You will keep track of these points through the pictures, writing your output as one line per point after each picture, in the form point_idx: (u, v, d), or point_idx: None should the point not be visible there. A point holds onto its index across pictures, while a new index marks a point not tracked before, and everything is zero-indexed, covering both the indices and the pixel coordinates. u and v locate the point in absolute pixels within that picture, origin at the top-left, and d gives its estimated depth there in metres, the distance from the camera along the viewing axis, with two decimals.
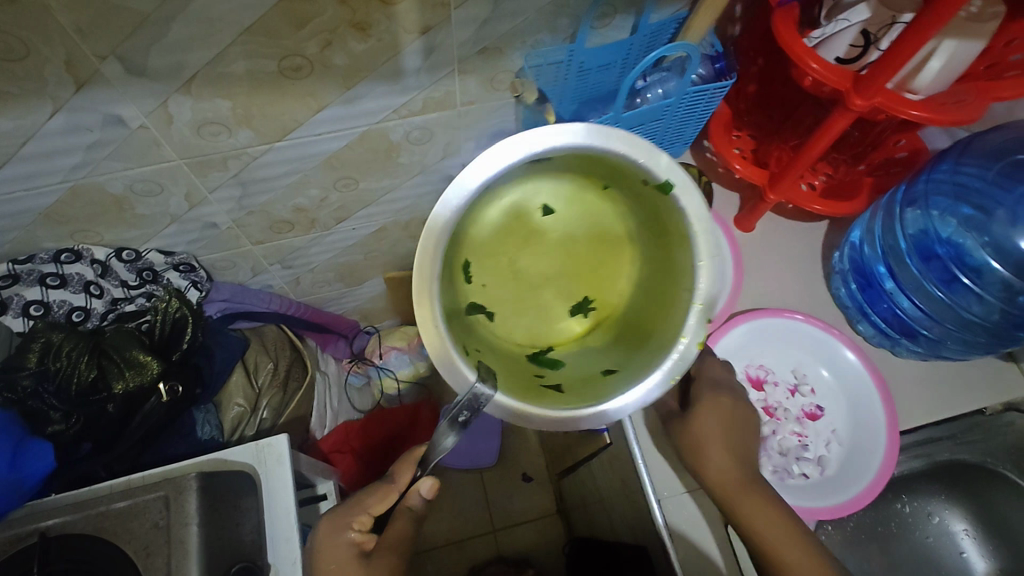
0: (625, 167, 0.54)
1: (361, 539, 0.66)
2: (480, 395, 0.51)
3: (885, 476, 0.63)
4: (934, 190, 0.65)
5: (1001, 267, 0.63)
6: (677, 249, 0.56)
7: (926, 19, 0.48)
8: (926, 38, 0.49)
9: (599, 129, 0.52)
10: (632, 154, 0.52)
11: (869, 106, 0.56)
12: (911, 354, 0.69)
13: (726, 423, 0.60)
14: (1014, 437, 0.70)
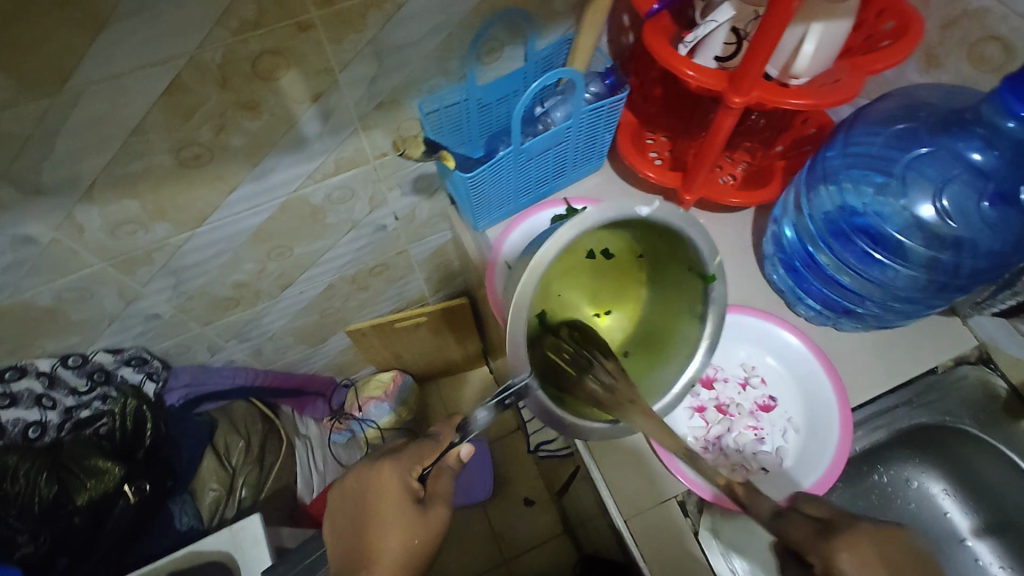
0: (683, 245, 0.54)
1: (419, 486, 0.63)
2: (527, 385, 0.52)
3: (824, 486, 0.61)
4: (837, 164, 0.66)
5: (917, 236, 0.62)
6: (682, 317, 0.58)
7: (775, 12, 0.49)
8: (776, 32, 0.51)
9: (692, 216, 0.51)
10: (698, 244, 0.52)
11: (749, 101, 0.57)
12: (855, 328, 0.70)
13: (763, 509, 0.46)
14: (969, 391, 0.70)
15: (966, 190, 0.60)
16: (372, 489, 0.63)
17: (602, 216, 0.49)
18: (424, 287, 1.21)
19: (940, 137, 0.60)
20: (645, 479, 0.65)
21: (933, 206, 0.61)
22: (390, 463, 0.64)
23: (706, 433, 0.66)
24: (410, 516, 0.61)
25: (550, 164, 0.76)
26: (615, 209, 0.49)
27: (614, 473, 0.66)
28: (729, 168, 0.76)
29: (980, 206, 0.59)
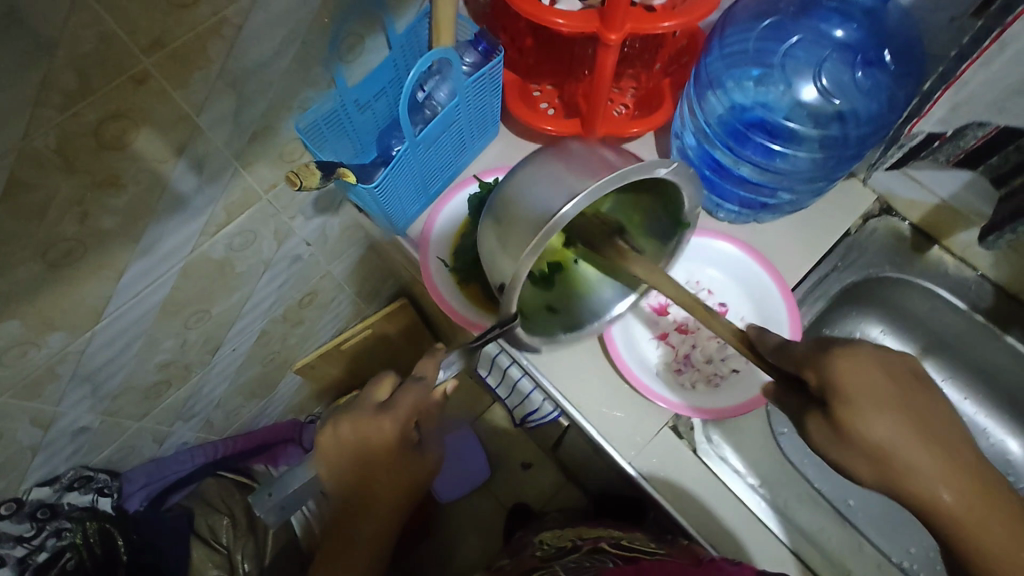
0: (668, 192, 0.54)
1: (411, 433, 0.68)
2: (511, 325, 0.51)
3: (797, 331, 0.67)
4: (717, 69, 0.68)
5: (804, 118, 0.66)
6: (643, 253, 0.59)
7: None
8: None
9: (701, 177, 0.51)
10: (690, 199, 0.52)
11: (625, 35, 0.57)
12: (774, 215, 0.73)
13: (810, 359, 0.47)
14: (881, 241, 0.76)
15: (837, 64, 0.65)
16: (365, 432, 0.65)
17: (634, 170, 0.46)
18: (358, 301, 1.16)
19: (803, 22, 0.66)
20: (633, 417, 0.68)
21: (814, 85, 0.66)
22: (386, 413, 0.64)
23: (674, 354, 0.71)
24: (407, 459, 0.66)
25: (449, 146, 0.73)
26: (648, 168, 0.47)
27: (601, 415, 0.68)
28: (620, 98, 0.76)
29: (852, 75, 0.65)
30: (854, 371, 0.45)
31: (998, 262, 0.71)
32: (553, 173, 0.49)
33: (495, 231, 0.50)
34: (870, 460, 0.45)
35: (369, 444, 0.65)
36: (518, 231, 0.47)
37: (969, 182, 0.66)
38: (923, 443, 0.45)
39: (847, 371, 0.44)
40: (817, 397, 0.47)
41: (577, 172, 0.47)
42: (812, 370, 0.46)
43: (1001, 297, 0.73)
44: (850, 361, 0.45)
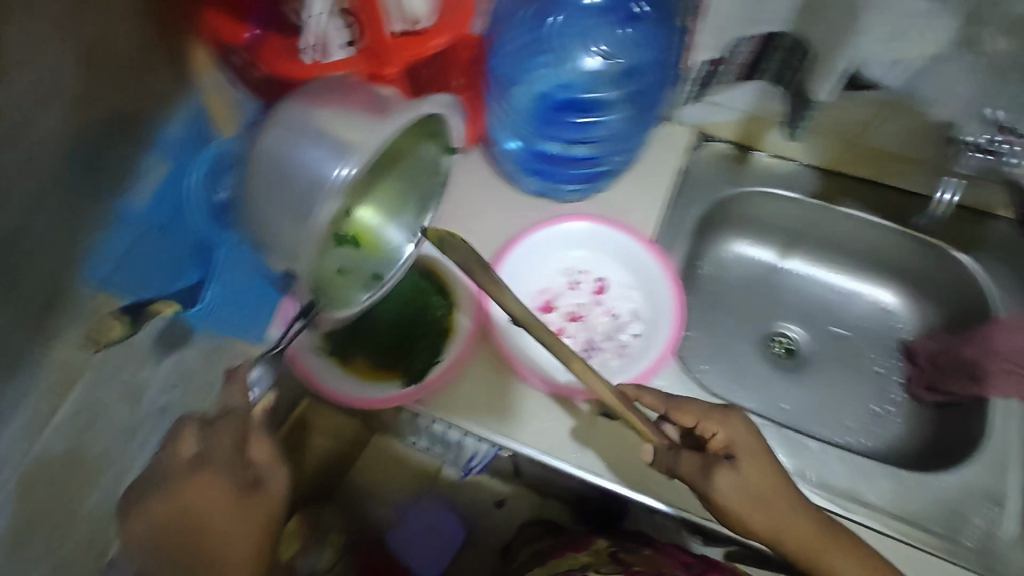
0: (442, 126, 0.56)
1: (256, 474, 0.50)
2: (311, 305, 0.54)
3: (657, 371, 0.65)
4: (506, 65, 0.68)
5: (603, 83, 0.69)
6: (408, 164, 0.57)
7: None
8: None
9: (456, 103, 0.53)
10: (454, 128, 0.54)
11: (403, 65, 0.55)
12: (611, 178, 0.76)
13: (732, 415, 0.58)
14: (708, 163, 0.81)
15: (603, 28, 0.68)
16: (179, 485, 0.47)
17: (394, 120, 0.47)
18: None
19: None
20: (561, 418, 0.65)
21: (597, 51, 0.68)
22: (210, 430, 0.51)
23: (578, 343, 0.69)
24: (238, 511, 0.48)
25: None
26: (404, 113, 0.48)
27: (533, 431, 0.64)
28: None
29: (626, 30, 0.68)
30: (688, 459, 0.55)
31: (808, 146, 0.78)
32: (327, 127, 0.47)
33: (279, 204, 0.47)
34: (751, 494, 0.54)
35: (197, 514, 0.47)
36: (303, 197, 0.46)
37: (760, 91, 0.72)
38: (779, 481, 0.56)
39: (739, 428, 0.57)
40: (712, 455, 0.56)
41: (346, 124, 0.47)
42: (716, 428, 0.57)
43: (825, 175, 0.80)
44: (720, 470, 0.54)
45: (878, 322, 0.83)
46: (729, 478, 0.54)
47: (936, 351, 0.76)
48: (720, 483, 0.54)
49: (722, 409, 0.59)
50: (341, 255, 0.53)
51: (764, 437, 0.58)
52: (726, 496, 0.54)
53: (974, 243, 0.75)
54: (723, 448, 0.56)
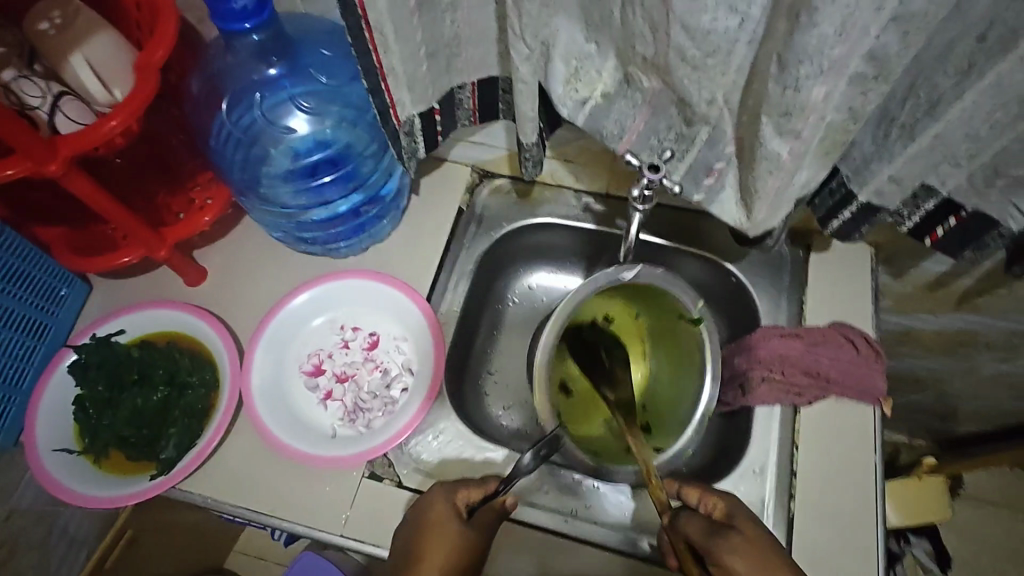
0: (667, 299, 0.70)
1: (461, 508, 0.59)
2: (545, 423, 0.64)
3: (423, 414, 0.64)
4: (244, 132, 0.68)
5: (343, 133, 0.69)
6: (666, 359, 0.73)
7: None
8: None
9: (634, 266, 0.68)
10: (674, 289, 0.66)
11: (69, 159, 0.53)
12: (388, 223, 0.76)
13: (733, 527, 0.52)
14: (494, 201, 0.81)
15: (287, 102, 0.68)
16: (419, 519, 0.58)
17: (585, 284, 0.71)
18: (101, 511, 1.01)
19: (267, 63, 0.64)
20: (328, 489, 0.63)
21: (300, 115, 0.68)
22: (436, 491, 0.60)
23: (344, 408, 0.67)
24: (456, 531, 0.56)
25: (7, 334, 0.65)
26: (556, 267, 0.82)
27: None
28: (204, 192, 0.72)
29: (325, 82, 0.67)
30: (692, 524, 0.54)
31: (578, 175, 0.79)
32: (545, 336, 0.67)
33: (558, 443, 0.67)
34: None
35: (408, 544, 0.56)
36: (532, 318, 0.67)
37: (508, 128, 0.75)
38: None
39: (732, 555, 0.49)
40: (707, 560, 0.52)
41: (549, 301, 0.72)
42: (712, 559, 0.51)
43: (603, 199, 0.81)
44: (728, 543, 0.50)
45: None
46: (743, 552, 0.50)
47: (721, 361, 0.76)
48: (727, 552, 0.50)
49: (714, 529, 0.53)
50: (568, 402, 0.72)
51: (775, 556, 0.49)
52: (739, 573, 0.49)
53: (739, 254, 0.77)
54: (703, 551, 0.52)
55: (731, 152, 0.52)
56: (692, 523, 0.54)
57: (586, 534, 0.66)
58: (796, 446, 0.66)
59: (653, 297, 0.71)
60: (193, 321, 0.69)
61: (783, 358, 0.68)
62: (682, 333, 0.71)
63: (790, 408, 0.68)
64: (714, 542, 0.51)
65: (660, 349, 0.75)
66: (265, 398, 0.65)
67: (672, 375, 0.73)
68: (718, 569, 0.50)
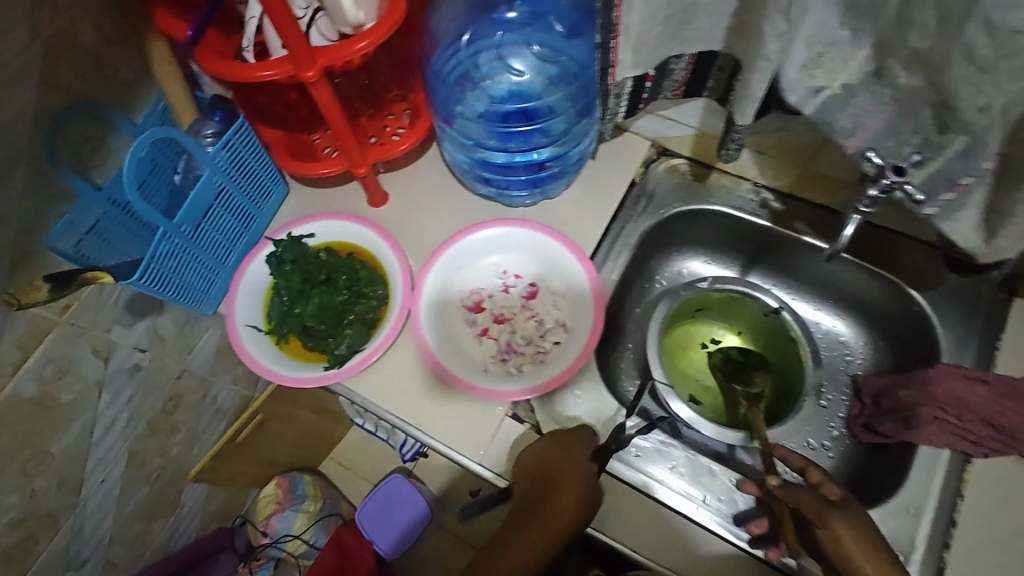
0: (748, 305, 0.82)
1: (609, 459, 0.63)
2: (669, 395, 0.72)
3: (577, 369, 0.67)
4: (461, 68, 0.71)
5: (548, 86, 0.70)
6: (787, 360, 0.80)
7: None
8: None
9: (712, 264, 0.86)
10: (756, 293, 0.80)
11: (322, 69, 0.58)
12: (560, 184, 0.77)
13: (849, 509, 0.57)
14: (667, 180, 0.81)
15: (522, 44, 0.70)
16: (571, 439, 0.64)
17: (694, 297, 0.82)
18: (241, 390, 1.14)
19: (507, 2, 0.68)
20: (473, 419, 0.68)
21: (525, 59, 0.70)
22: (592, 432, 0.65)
23: (498, 346, 0.71)
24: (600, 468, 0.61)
25: (229, 217, 0.73)
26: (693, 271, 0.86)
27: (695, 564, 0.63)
28: (396, 123, 0.77)
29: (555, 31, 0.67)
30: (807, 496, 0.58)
31: (763, 169, 0.76)
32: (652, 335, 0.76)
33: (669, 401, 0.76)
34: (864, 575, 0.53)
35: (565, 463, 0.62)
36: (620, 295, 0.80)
37: (707, 107, 0.72)
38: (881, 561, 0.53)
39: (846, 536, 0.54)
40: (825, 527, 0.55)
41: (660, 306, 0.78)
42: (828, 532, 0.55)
43: (785, 199, 0.78)
44: (844, 518, 0.55)
45: (835, 355, 0.80)
46: (853, 529, 0.55)
47: (880, 391, 0.72)
48: (838, 522, 0.55)
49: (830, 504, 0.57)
50: (698, 392, 0.81)
51: (880, 546, 0.54)
52: (847, 545, 0.54)
53: (928, 283, 0.71)
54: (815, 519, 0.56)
55: (987, 170, 0.48)
56: (808, 495, 0.58)
57: (714, 523, 0.65)
58: (962, 498, 0.61)
59: (735, 305, 0.83)
60: (376, 240, 0.75)
61: (961, 402, 0.63)
62: (776, 329, 0.81)
63: (962, 457, 0.63)
64: (826, 520, 0.56)
65: (779, 348, 0.81)
66: (429, 320, 0.70)
67: (789, 363, 0.80)
68: (828, 535, 0.55)
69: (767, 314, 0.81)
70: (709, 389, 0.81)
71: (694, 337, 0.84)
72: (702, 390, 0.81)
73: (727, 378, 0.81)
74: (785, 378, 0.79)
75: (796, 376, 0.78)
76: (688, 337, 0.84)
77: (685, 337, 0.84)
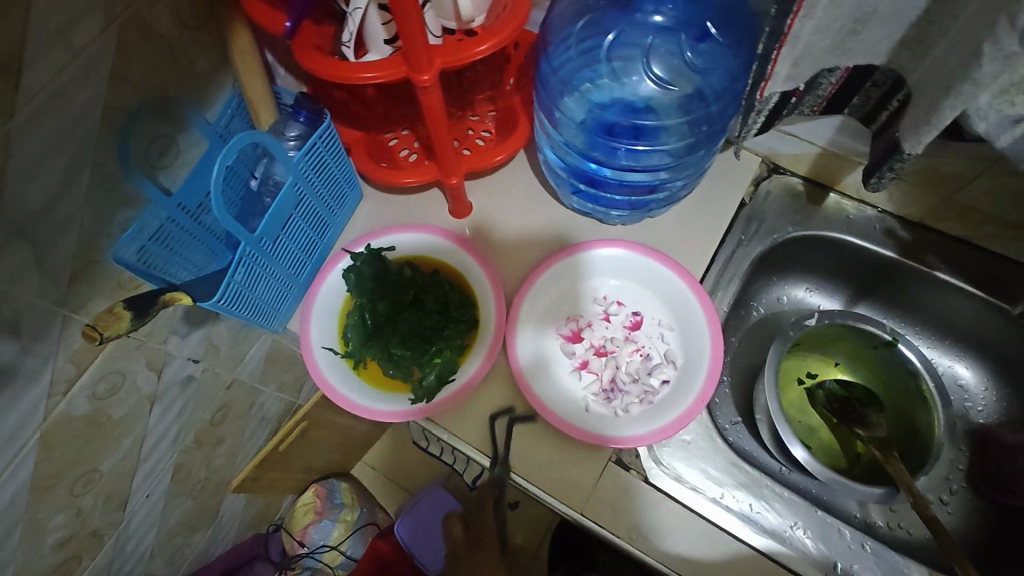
0: (853, 337, 0.74)
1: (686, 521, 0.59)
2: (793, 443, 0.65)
3: (691, 416, 0.60)
4: (571, 72, 0.65)
5: (669, 101, 0.64)
6: (908, 398, 0.71)
7: None
8: None
9: (803, 294, 0.79)
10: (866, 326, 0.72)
11: (437, 74, 0.51)
12: (664, 206, 0.70)
13: None
14: (778, 201, 0.74)
15: (664, 50, 0.63)
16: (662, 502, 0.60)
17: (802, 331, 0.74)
18: (286, 396, 1.08)
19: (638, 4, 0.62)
20: (574, 464, 0.61)
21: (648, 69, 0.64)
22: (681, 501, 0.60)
23: (601, 382, 0.64)
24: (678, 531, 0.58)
25: (305, 227, 0.66)
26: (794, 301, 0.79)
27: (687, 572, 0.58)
28: (480, 125, 0.73)
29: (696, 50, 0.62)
30: None
31: (892, 195, 0.69)
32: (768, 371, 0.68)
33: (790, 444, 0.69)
34: None
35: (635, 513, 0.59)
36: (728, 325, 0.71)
37: (841, 125, 0.65)
38: None
39: None
40: None
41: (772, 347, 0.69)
42: None
43: (911, 228, 0.71)
44: None
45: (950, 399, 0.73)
46: None
47: (1013, 446, 0.66)
48: None
49: None
50: (807, 435, 0.73)
51: None
52: None
53: None
54: None
55: None
56: None
57: None
58: None
59: (836, 337, 0.75)
60: (463, 256, 0.68)
61: None
62: (887, 364, 0.73)
63: None
64: None
65: (893, 384, 0.73)
66: (525, 349, 0.65)
67: (907, 401, 0.72)
68: None
69: (874, 347, 0.73)
70: (818, 432, 0.74)
71: (792, 374, 0.77)
72: (810, 434, 0.73)
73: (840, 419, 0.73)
74: (905, 417, 0.71)
75: (920, 417, 0.69)
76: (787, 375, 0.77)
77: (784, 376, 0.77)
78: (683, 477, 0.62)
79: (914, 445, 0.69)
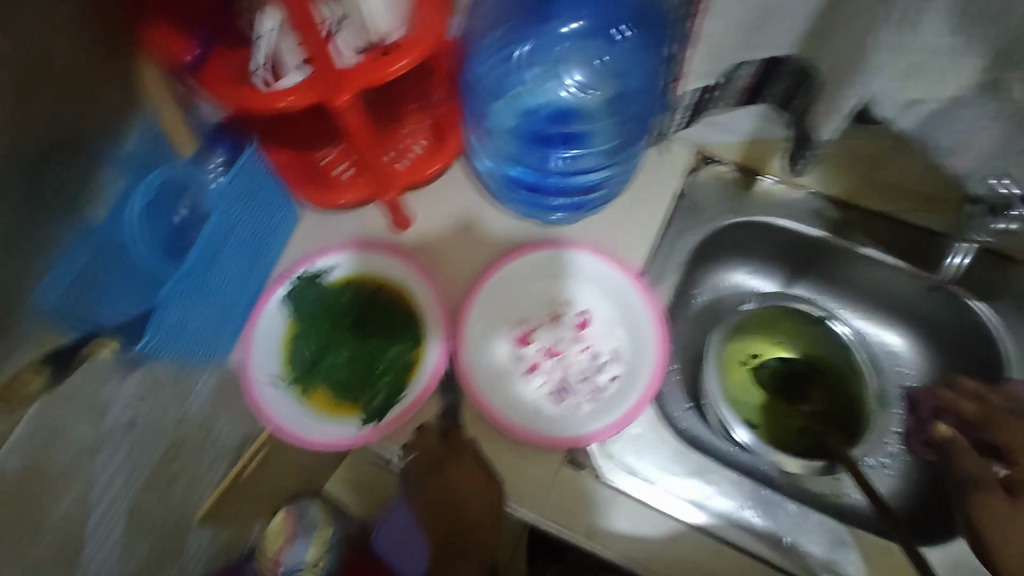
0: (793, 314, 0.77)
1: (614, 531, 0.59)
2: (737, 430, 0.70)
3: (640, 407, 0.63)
4: (498, 75, 0.65)
5: (595, 102, 0.66)
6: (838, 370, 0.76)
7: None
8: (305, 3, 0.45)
9: (742, 277, 0.80)
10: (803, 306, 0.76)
11: (354, 95, 0.51)
12: (606, 202, 0.69)
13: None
14: (712, 189, 0.75)
15: (583, 53, 0.64)
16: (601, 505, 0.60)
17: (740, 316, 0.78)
18: None
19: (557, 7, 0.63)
20: (529, 470, 0.62)
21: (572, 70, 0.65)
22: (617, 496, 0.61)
23: (552, 383, 0.65)
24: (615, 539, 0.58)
25: (240, 257, 0.64)
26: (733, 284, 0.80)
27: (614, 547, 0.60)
28: (415, 135, 0.69)
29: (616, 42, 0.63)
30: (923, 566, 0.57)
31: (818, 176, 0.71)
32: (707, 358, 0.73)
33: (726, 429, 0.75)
34: None
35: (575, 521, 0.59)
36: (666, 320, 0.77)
37: (763, 114, 0.67)
38: None
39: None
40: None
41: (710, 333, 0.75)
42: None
43: (839, 207, 0.74)
44: None
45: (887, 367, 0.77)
46: None
47: None
48: None
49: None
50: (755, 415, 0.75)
51: None
52: None
53: (990, 293, 0.69)
54: None
55: None
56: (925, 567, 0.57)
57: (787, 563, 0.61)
58: None
59: (777, 317, 0.78)
60: (404, 272, 0.67)
61: None
62: (823, 339, 0.77)
63: None
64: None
65: (827, 358, 0.77)
66: (477, 360, 0.65)
67: (840, 373, 0.76)
68: None
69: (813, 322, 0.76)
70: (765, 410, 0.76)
71: (738, 356, 0.78)
72: (757, 414, 0.75)
73: (780, 397, 0.77)
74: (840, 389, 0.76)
75: (853, 388, 0.75)
76: (732, 357, 0.78)
77: (730, 358, 0.77)
78: (635, 471, 0.64)
79: (848, 414, 0.74)
